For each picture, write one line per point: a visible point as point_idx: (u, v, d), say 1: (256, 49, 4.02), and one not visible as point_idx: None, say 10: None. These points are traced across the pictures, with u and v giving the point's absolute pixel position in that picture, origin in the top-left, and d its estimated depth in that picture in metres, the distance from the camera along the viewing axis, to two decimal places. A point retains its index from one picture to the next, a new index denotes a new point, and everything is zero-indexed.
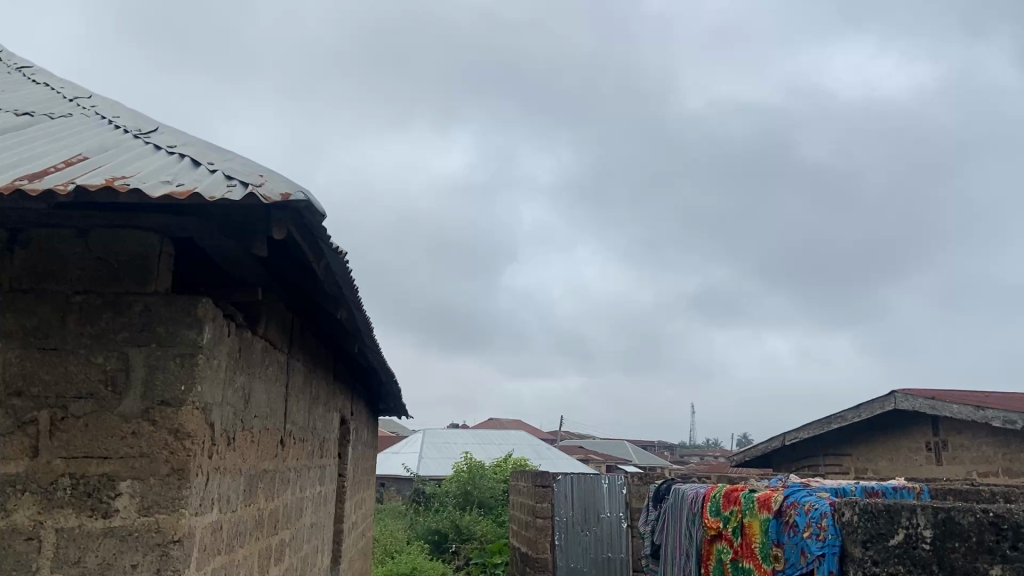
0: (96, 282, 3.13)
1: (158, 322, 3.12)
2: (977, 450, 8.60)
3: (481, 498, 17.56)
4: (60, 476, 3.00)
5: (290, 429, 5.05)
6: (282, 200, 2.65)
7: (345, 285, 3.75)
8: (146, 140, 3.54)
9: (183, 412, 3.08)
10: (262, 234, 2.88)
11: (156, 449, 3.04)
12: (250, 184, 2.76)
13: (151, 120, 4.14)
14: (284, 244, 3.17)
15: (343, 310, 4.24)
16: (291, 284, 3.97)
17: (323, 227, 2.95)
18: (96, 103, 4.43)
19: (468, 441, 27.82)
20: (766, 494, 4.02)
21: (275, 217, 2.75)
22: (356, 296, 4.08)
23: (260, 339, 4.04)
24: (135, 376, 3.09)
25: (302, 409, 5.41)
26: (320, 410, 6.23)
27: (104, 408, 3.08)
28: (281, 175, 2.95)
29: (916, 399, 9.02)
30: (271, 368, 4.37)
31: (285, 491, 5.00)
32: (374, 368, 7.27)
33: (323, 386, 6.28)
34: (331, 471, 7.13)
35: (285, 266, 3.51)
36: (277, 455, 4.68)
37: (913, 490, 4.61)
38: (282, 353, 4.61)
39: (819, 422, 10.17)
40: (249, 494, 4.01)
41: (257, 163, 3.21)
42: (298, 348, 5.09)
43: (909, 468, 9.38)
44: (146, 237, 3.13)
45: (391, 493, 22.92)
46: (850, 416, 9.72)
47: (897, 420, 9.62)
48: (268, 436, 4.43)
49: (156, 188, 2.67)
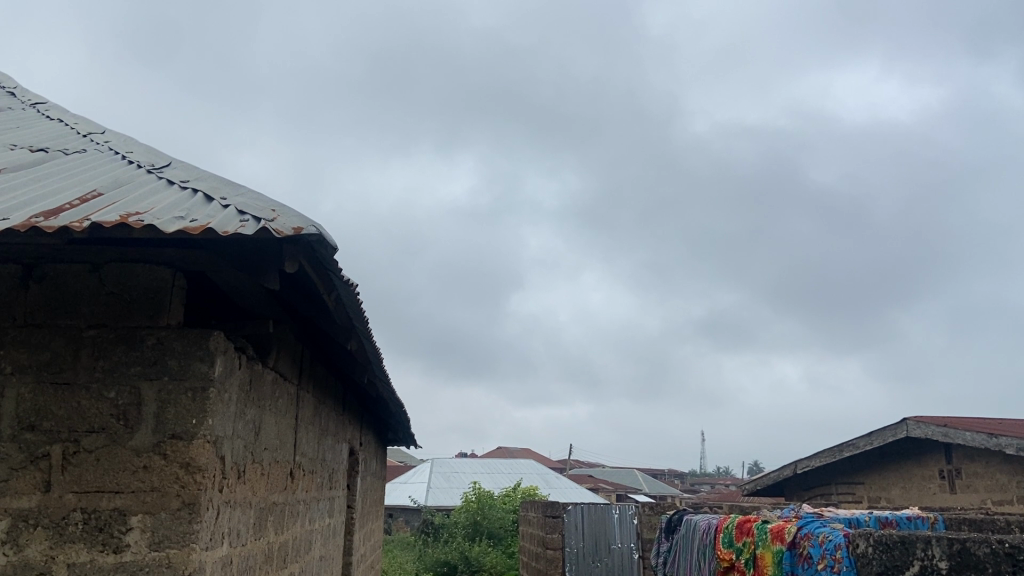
0: (109, 316, 3.16)
1: (170, 356, 3.13)
2: (991, 478, 8.51)
3: (490, 529, 17.40)
4: (71, 511, 3.01)
5: (300, 461, 5.04)
6: (294, 234, 2.67)
7: (356, 316, 3.77)
8: (158, 175, 3.59)
9: (194, 446, 3.08)
10: (273, 268, 2.91)
11: (167, 483, 3.04)
12: (263, 218, 2.78)
13: (163, 155, 4.19)
14: (295, 277, 3.19)
15: (353, 341, 4.25)
16: (302, 316, 3.99)
17: (335, 260, 2.97)
18: (109, 139, 4.50)
19: (477, 470, 27.65)
20: (778, 525, 3.99)
21: (287, 250, 2.77)
22: (366, 327, 4.09)
23: (270, 372, 4.06)
24: (146, 410, 3.11)
25: (311, 440, 5.42)
26: (329, 441, 6.21)
27: (116, 442, 3.09)
28: (293, 209, 2.98)
29: (928, 427, 8.95)
30: (281, 400, 4.38)
31: (295, 524, 4.98)
32: (384, 399, 7.27)
33: (332, 416, 6.27)
34: (340, 502, 7.11)
35: (295, 298, 3.53)
36: (287, 487, 4.67)
37: (927, 520, 4.57)
38: (292, 385, 4.62)
39: (830, 450, 10.09)
40: (259, 528, 4.00)
41: (268, 198, 3.24)
42: (308, 379, 5.09)
43: (923, 497, 9.29)
44: (158, 271, 3.16)
45: (398, 523, 22.74)
46: (861, 444, 9.65)
47: (909, 448, 9.55)
48: (278, 469, 4.42)
49: (169, 223, 2.69)
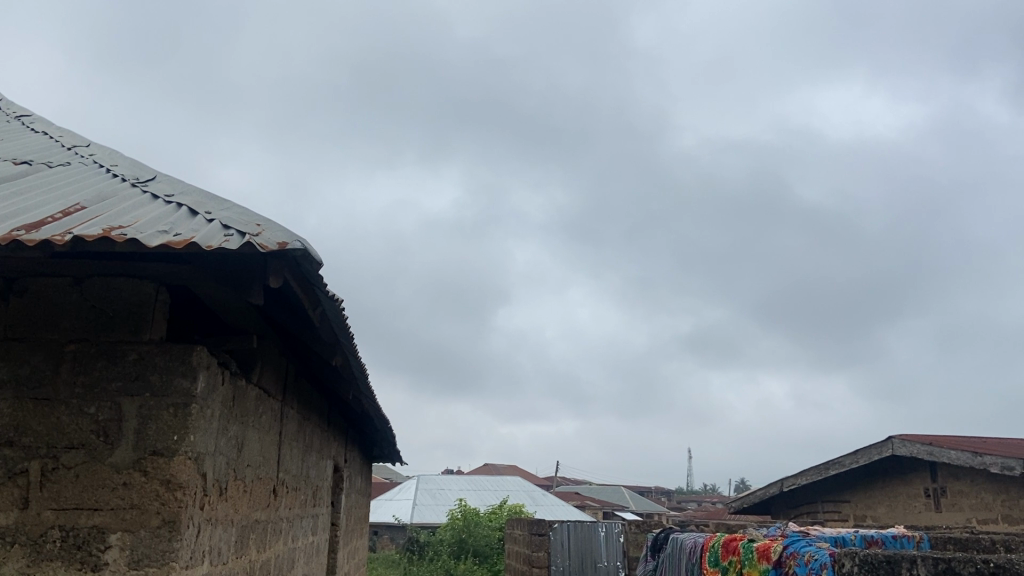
0: (91, 331, 3.13)
1: (153, 371, 3.10)
2: (976, 496, 8.53)
3: (476, 547, 17.28)
4: (48, 528, 2.96)
5: (283, 478, 4.99)
6: (279, 248, 2.66)
7: (341, 332, 3.74)
8: (143, 189, 3.56)
9: (175, 463, 3.04)
10: (258, 283, 2.89)
11: (148, 501, 3.00)
12: (249, 232, 2.76)
13: (149, 169, 4.17)
14: (280, 292, 3.17)
15: (338, 357, 4.22)
16: (286, 332, 3.96)
17: (320, 275, 2.95)
18: (94, 152, 4.49)
19: (463, 487, 27.51)
20: (765, 544, 3.97)
21: (272, 265, 2.75)
22: (351, 343, 4.07)
23: (253, 388, 4.01)
24: (127, 426, 3.07)
25: (295, 457, 5.36)
26: (313, 457, 6.16)
27: (96, 459, 3.04)
28: (278, 223, 2.97)
29: (914, 445, 8.97)
30: (265, 416, 4.33)
31: (277, 542, 4.92)
32: (369, 415, 7.22)
33: (317, 433, 6.21)
34: (324, 519, 7.03)
35: (280, 313, 3.50)
36: (270, 505, 4.61)
37: (913, 539, 4.55)
38: (276, 401, 4.57)
39: (816, 469, 10.09)
40: (241, 546, 3.95)
41: (253, 212, 3.22)
42: (292, 396, 5.05)
43: (909, 515, 9.29)
44: (141, 285, 3.12)
45: (384, 541, 22.53)
46: (847, 462, 9.66)
47: (894, 466, 9.56)
48: (261, 485, 4.37)
49: (152, 237, 2.67)
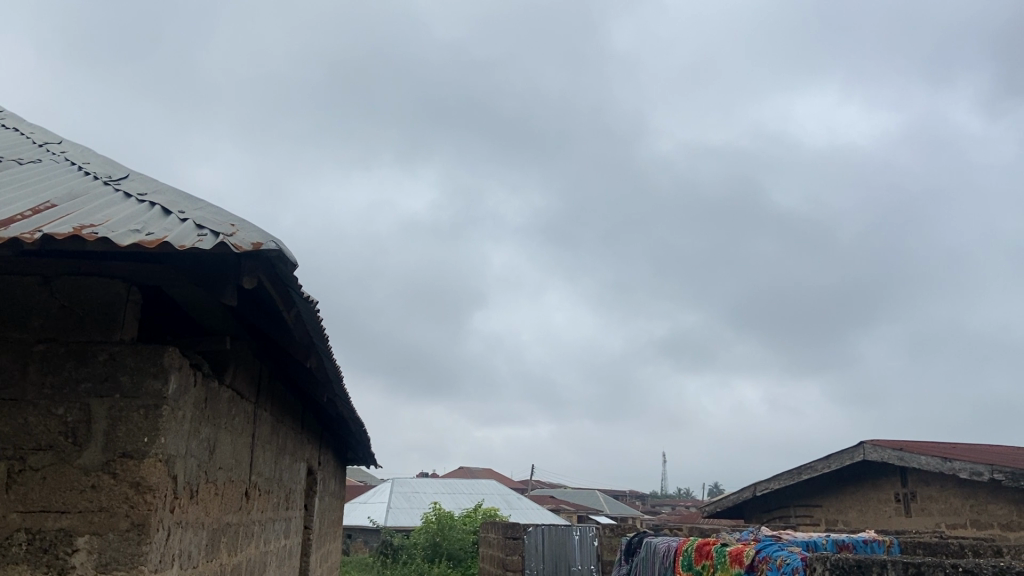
0: (61, 331, 3.08)
1: (123, 372, 3.05)
2: (945, 501, 8.65)
3: (450, 550, 17.23)
4: (14, 531, 2.90)
5: (256, 480, 4.94)
6: (253, 249, 2.63)
7: (316, 334, 3.72)
8: (116, 187, 3.51)
9: (145, 465, 3.00)
10: (231, 284, 2.86)
11: (116, 503, 2.95)
12: (223, 232, 2.73)
13: (122, 167, 4.11)
14: (254, 293, 3.14)
15: (312, 359, 4.19)
16: (260, 333, 3.93)
17: (295, 276, 2.93)
18: (66, 149, 4.42)
19: (438, 490, 27.42)
20: (738, 548, 3.99)
21: (246, 265, 2.72)
22: (325, 345, 4.04)
23: (226, 389, 3.97)
24: (97, 427, 3.02)
25: (268, 459, 5.32)
26: (287, 460, 6.11)
27: (64, 461, 2.99)
28: (252, 224, 2.94)
29: (885, 450, 9.07)
30: (238, 418, 4.29)
31: (249, 544, 4.87)
32: (344, 417, 7.18)
33: (290, 435, 6.16)
34: (297, 522, 6.97)
35: (254, 314, 3.47)
36: (242, 507, 4.57)
37: (883, 543, 4.60)
38: (249, 404, 4.53)
39: (789, 473, 10.17)
40: (212, 549, 3.90)
41: (226, 212, 3.19)
42: (265, 397, 5.01)
43: (879, 520, 9.40)
44: (112, 285, 3.08)
45: (357, 544, 22.38)
46: (819, 467, 9.74)
47: (865, 471, 9.67)
48: (233, 488, 4.33)
49: (124, 236, 2.63)
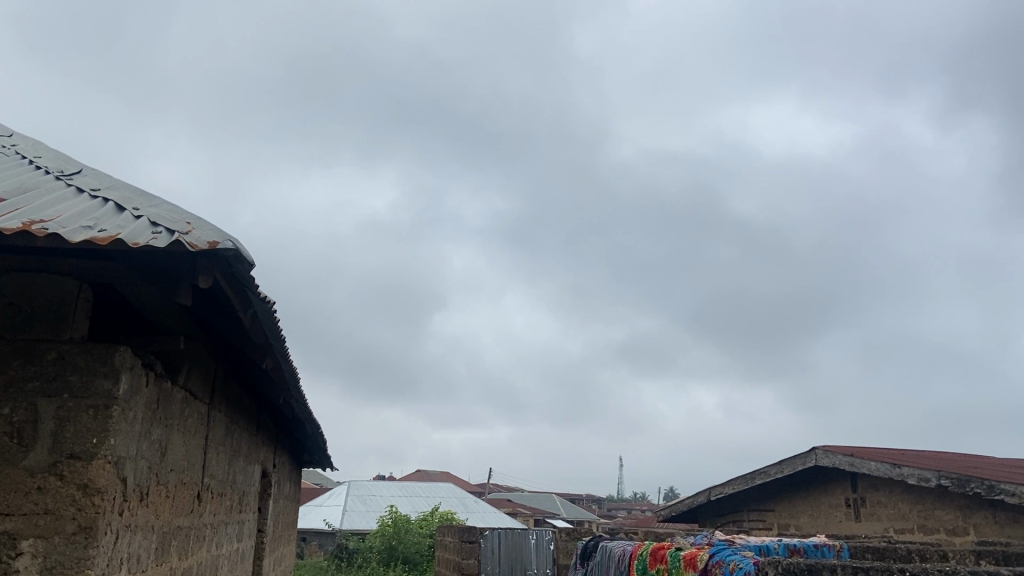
0: (8, 329, 2.99)
1: (72, 371, 2.98)
2: (893, 506, 8.85)
3: (406, 554, 17.12)
4: None
5: (208, 483, 4.86)
6: (209, 248, 2.59)
7: (273, 334, 3.67)
8: (67, 183, 3.43)
9: (94, 467, 2.93)
10: (185, 283, 2.81)
11: (63, 506, 2.88)
12: (178, 230, 2.69)
13: (75, 162, 4.02)
14: (210, 292, 3.09)
15: (268, 360, 4.13)
16: (216, 333, 3.87)
17: (251, 276, 2.89)
18: (16, 142, 4.31)
19: (394, 493, 27.25)
20: (691, 553, 4.03)
21: (201, 264, 2.68)
22: (282, 347, 3.99)
23: (179, 390, 3.90)
24: (44, 428, 2.95)
25: (222, 462, 5.24)
26: (241, 462, 6.01)
27: (8, 462, 2.91)
28: (209, 222, 2.89)
29: (836, 456, 9.25)
30: (191, 420, 4.21)
31: (200, 548, 4.78)
32: (300, 420, 7.10)
33: (245, 437, 6.07)
34: (250, 526, 6.87)
35: (209, 314, 3.42)
36: (193, 511, 4.48)
37: (834, 547, 4.69)
38: (203, 405, 4.45)
39: (742, 478, 10.32)
40: (161, 553, 3.82)
41: (182, 210, 3.13)
42: (220, 399, 4.93)
43: (829, 524, 9.57)
44: (63, 282, 3.00)
45: (312, 547, 22.11)
46: (773, 472, 9.90)
47: (817, 476, 9.85)
48: (184, 490, 4.25)
49: (75, 233, 2.56)
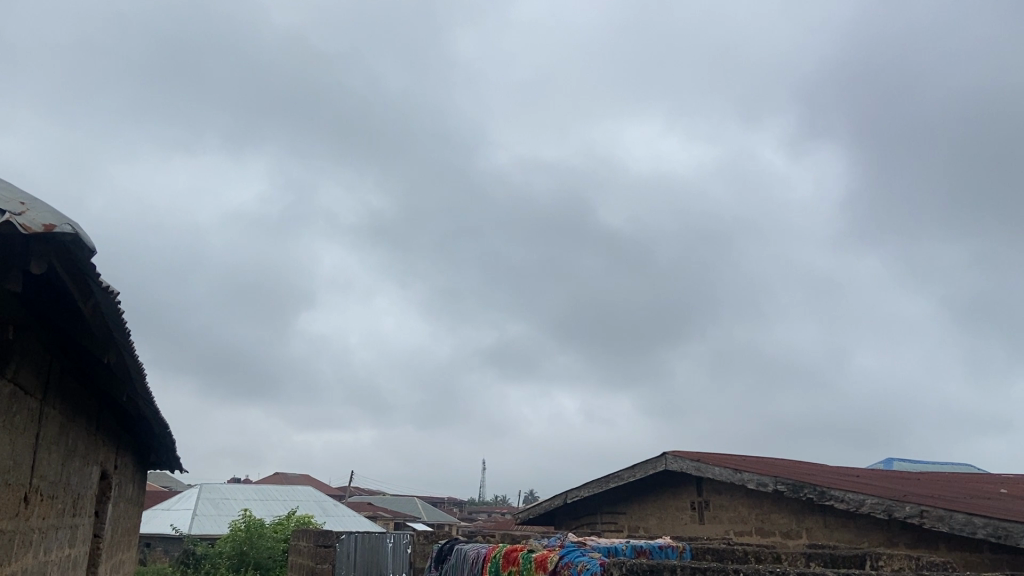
0: None
1: None
2: (733, 510, 9.35)
3: (257, 559, 16.52)
4: None
5: (36, 485, 4.50)
6: (45, 230, 2.39)
7: (116, 327, 3.45)
8: None
9: None
10: (16, 268, 2.59)
11: None
12: (10, 209, 2.47)
13: None
14: (45, 279, 2.87)
15: (110, 354, 3.88)
16: (50, 323, 3.59)
17: (92, 264, 2.71)
18: None
19: (248, 496, 26.26)
20: (543, 554, 4.09)
21: (35, 248, 2.48)
22: (126, 340, 3.76)
23: (5, 384, 3.59)
24: None
25: (53, 462, 4.87)
26: (76, 463, 5.61)
27: None
28: (46, 204, 2.68)
29: (684, 461, 9.69)
30: (18, 416, 3.89)
31: (23, 555, 4.42)
32: (147, 418, 6.71)
33: (82, 437, 5.67)
34: (84, 531, 6.41)
35: (43, 302, 3.17)
36: (17, 515, 4.14)
37: (677, 549, 4.88)
38: (32, 401, 4.12)
39: (597, 482, 10.61)
40: None
41: (17, 189, 2.89)
42: (53, 394, 4.58)
43: (675, 526, 10.01)
44: None
45: (155, 553, 20.94)
46: (625, 476, 10.24)
47: (666, 481, 10.27)
48: (7, 493, 3.91)
49: None
